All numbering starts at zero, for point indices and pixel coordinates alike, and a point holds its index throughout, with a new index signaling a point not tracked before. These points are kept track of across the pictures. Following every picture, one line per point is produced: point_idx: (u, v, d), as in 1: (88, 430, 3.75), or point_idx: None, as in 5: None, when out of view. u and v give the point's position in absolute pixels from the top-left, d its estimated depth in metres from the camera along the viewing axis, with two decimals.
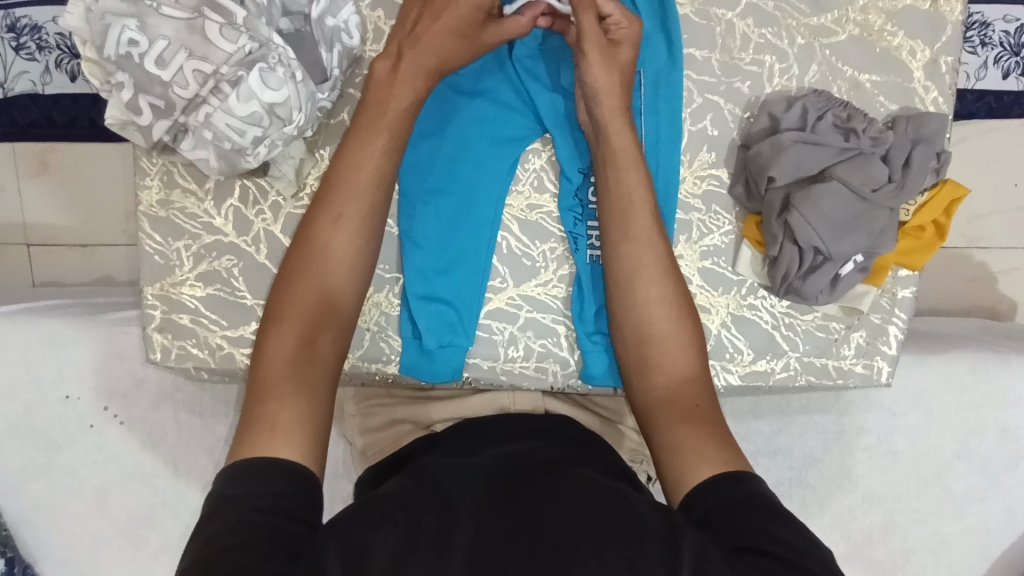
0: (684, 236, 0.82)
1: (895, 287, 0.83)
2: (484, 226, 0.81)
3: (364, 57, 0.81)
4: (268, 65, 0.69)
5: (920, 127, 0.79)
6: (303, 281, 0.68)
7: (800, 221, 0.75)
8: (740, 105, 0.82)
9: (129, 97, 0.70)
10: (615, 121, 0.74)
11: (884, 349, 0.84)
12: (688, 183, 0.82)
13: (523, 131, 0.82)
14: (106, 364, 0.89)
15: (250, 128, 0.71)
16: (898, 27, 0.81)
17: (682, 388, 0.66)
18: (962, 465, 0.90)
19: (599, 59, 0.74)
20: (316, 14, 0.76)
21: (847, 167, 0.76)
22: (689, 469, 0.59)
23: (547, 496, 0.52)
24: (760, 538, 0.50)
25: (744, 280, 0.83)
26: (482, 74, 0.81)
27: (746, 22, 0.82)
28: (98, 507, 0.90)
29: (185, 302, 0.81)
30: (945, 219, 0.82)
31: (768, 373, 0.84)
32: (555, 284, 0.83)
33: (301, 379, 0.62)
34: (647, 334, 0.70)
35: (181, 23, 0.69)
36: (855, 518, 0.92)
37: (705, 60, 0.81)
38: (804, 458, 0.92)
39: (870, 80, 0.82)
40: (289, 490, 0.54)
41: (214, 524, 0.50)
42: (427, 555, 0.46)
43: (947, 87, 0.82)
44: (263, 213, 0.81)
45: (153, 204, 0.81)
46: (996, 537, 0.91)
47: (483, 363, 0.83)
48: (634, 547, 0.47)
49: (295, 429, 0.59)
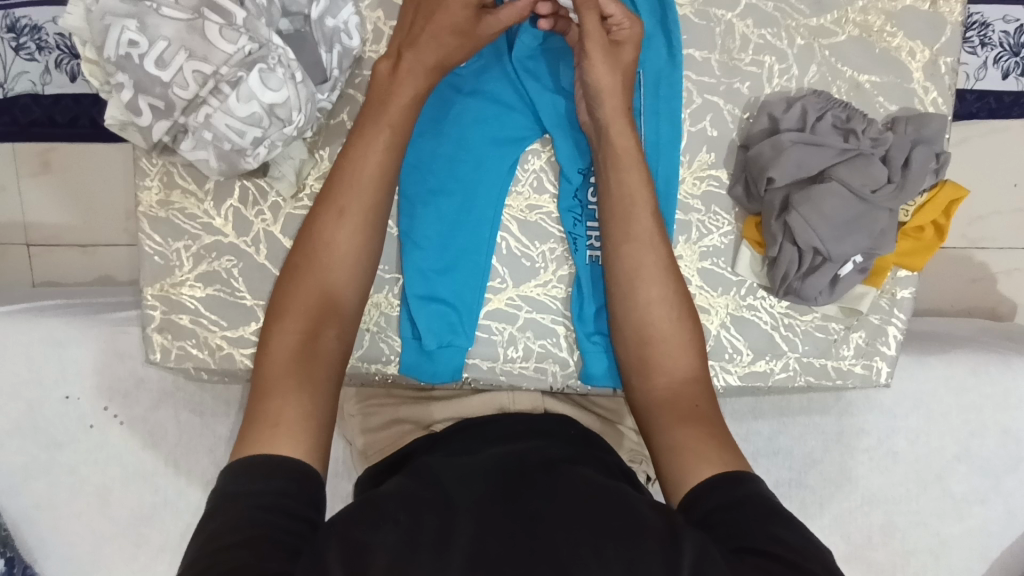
0: (684, 236, 0.82)
1: (894, 287, 0.84)
2: (485, 225, 0.82)
3: (365, 58, 0.82)
4: (268, 66, 0.70)
5: (920, 128, 0.79)
6: (306, 278, 0.69)
7: (799, 221, 0.75)
8: (740, 106, 0.82)
9: (130, 97, 0.70)
10: (616, 121, 0.74)
11: (884, 349, 0.84)
12: (688, 183, 0.82)
13: (523, 131, 0.82)
14: (107, 364, 0.89)
15: (250, 129, 0.71)
16: (898, 28, 0.81)
17: (682, 388, 0.66)
18: (963, 466, 0.91)
19: (602, 60, 0.74)
20: (316, 15, 0.76)
21: (847, 168, 0.76)
22: (689, 469, 0.60)
23: (547, 495, 0.52)
24: (760, 538, 0.50)
25: (744, 281, 0.83)
26: (482, 74, 0.81)
27: (746, 22, 0.82)
28: (99, 506, 0.90)
29: (185, 302, 0.81)
30: (945, 220, 0.81)
31: (768, 373, 0.84)
32: (554, 284, 0.83)
33: (303, 375, 0.62)
34: (647, 334, 0.70)
35: (181, 24, 0.69)
36: (856, 519, 0.92)
37: (705, 61, 0.81)
38: (804, 458, 0.92)
39: (870, 80, 0.82)
40: (290, 489, 0.54)
41: (214, 522, 0.51)
42: (428, 554, 0.46)
43: (947, 88, 0.82)
44: (263, 213, 0.81)
45: (153, 204, 0.81)
46: (997, 539, 0.91)
47: (483, 363, 0.83)
48: (633, 546, 0.47)
49: (297, 427, 0.59)
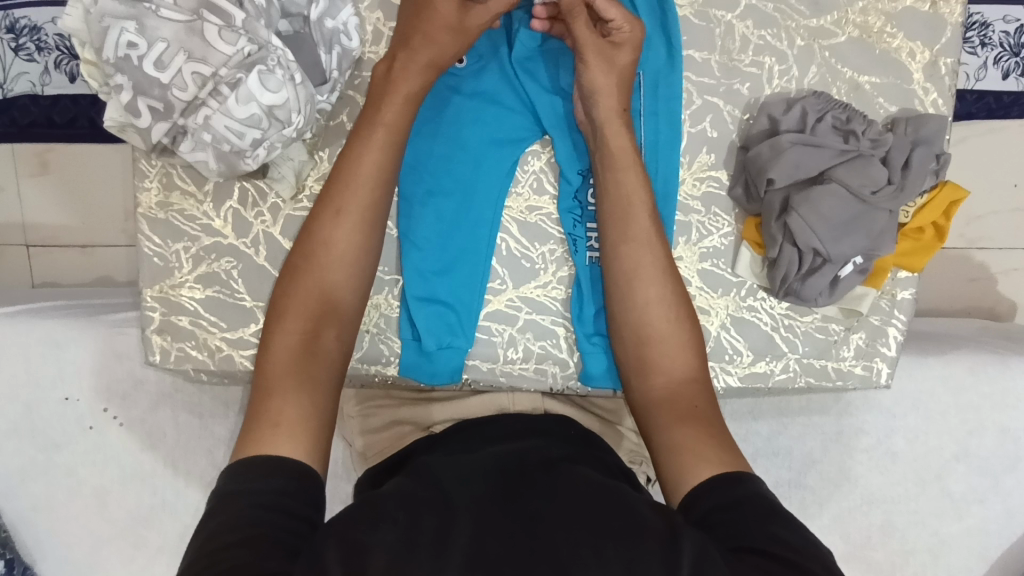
0: (684, 238, 0.82)
1: (894, 288, 0.83)
2: (485, 226, 0.81)
3: (364, 59, 0.82)
4: (267, 68, 0.70)
5: (920, 128, 0.79)
6: (307, 278, 0.68)
7: (799, 222, 0.75)
8: (740, 107, 0.82)
9: (128, 99, 0.69)
10: (613, 123, 0.75)
11: (884, 350, 0.84)
12: (688, 184, 0.82)
13: (523, 131, 0.82)
14: (106, 365, 0.89)
15: (249, 131, 0.71)
16: (898, 29, 0.81)
17: (682, 388, 0.66)
18: (962, 465, 0.91)
19: (597, 62, 0.74)
20: (316, 16, 0.76)
21: (847, 169, 0.76)
22: (688, 469, 0.60)
23: (546, 495, 0.52)
24: (759, 538, 0.50)
25: (744, 282, 0.83)
26: (481, 75, 0.81)
27: (746, 23, 0.81)
28: (98, 507, 0.90)
29: (185, 304, 0.81)
30: (945, 221, 0.81)
31: (768, 374, 0.84)
32: (554, 285, 0.83)
33: (304, 375, 0.62)
34: (646, 334, 0.70)
35: (180, 25, 0.69)
36: (855, 519, 0.92)
37: (704, 62, 0.81)
38: (803, 459, 0.92)
39: (870, 81, 0.82)
40: (290, 488, 0.54)
41: (214, 521, 0.51)
42: (426, 554, 0.46)
43: (947, 88, 0.82)
44: (263, 215, 0.81)
45: (152, 205, 0.80)
46: (996, 538, 0.91)
47: (483, 364, 0.83)
48: (633, 546, 0.47)
49: (298, 426, 0.59)
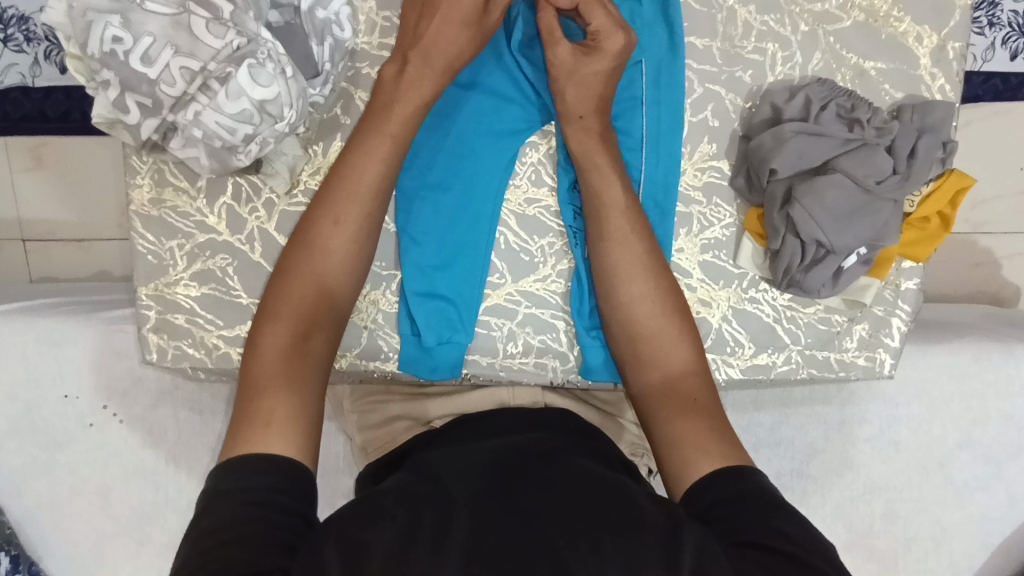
0: (684, 229, 0.81)
1: (898, 278, 0.82)
2: (483, 220, 0.80)
3: (358, 50, 0.79)
4: (257, 61, 0.68)
5: (926, 116, 0.77)
6: (297, 277, 0.67)
7: (801, 213, 0.74)
8: (742, 95, 0.80)
9: (116, 95, 0.68)
10: (596, 120, 0.74)
11: (887, 341, 0.83)
12: (688, 175, 0.80)
13: (523, 123, 0.80)
14: (104, 363, 0.89)
15: (240, 126, 0.70)
16: (905, 12, 0.79)
17: (680, 380, 0.65)
18: (965, 454, 0.90)
19: (568, 58, 0.72)
20: (307, 7, 0.75)
21: (850, 159, 0.74)
22: (689, 465, 0.59)
23: (544, 488, 0.51)
24: (761, 531, 0.50)
25: (745, 273, 0.82)
26: (478, 64, 0.79)
27: (748, 8, 0.79)
28: (101, 504, 0.90)
29: (180, 302, 0.80)
30: (951, 210, 0.80)
31: (769, 366, 0.83)
32: (554, 279, 0.82)
33: (293, 374, 0.61)
34: (648, 327, 0.69)
35: (166, 19, 0.67)
36: (857, 508, 0.91)
37: (706, 49, 0.79)
38: (806, 449, 0.92)
39: (875, 67, 0.80)
40: (283, 484, 0.53)
41: (206, 519, 0.50)
42: (424, 550, 0.45)
43: (954, 73, 0.80)
44: (257, 211, 0.80)
45: (144, 202, 0.79)
46: (998, 525, 0.91)
47: (482, 359, 0.82)
48: (631, 540, 0.46)
49: (289, 424, 0.58)
